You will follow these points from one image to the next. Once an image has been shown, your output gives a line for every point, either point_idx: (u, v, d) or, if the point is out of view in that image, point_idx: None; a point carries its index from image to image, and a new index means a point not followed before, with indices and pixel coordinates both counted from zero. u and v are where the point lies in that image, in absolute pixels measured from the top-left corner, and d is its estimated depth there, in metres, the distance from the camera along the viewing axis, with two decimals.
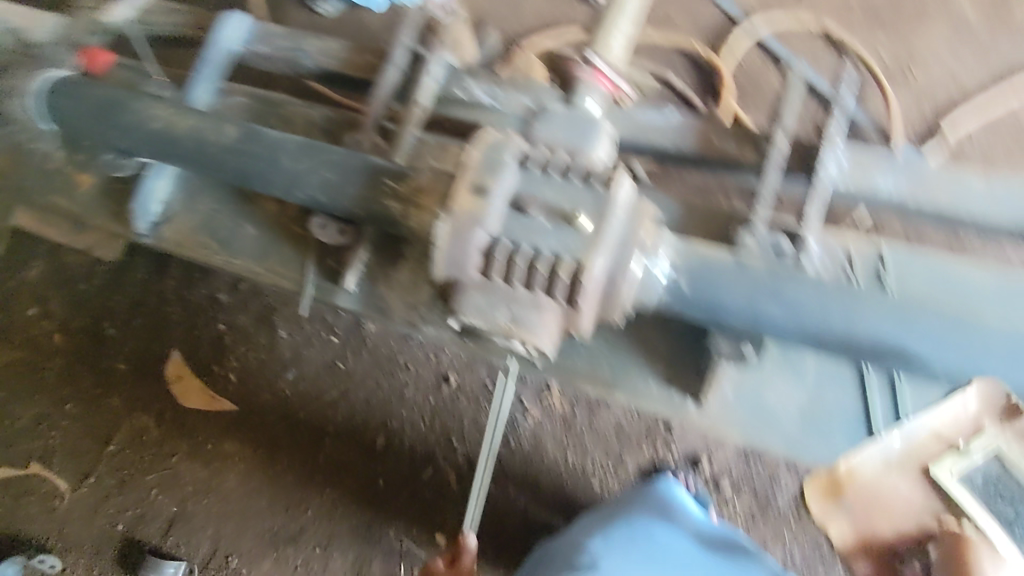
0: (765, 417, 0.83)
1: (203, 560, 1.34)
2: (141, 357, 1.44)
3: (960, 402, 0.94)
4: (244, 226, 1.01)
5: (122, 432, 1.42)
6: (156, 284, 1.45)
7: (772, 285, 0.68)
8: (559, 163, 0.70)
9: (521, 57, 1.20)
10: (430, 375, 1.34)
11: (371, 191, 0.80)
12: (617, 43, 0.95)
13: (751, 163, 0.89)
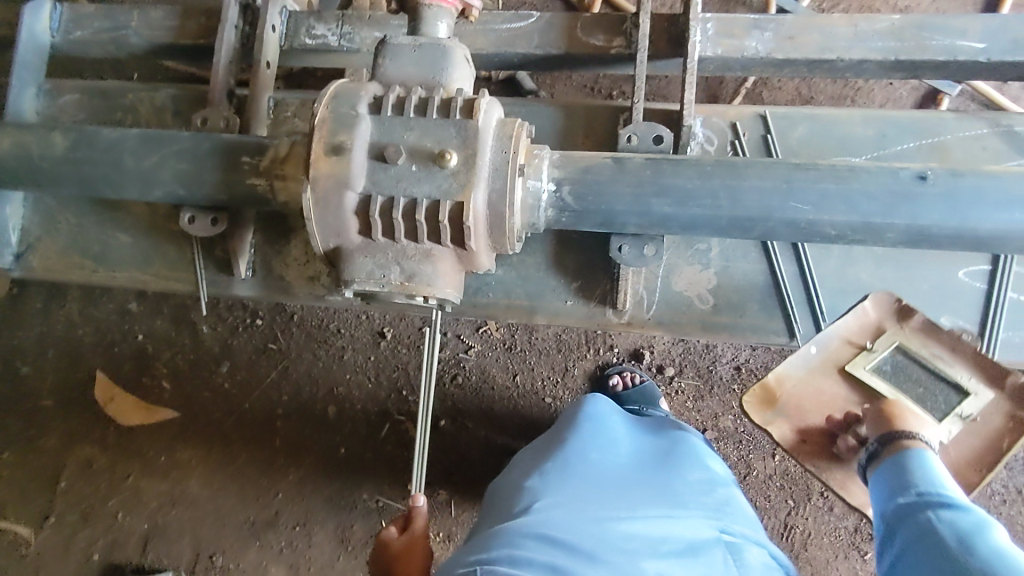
0: (678, 305, 0.86)
1: (188, 567, 1.33)
2: (64, 388, 1.37)
3: (854, 312, 0.82)
4: (117, 234, 0.94)
5: (67, 466, 1.36)
6: (59, 310, 1.37)
7: (655, 179, 0.67)
8: (414, 101, 0.65)
9: None
10: (366, 333, 1.33)
11: (230, 171, 0.74)
12: None
13: (622, 52, 0.85)
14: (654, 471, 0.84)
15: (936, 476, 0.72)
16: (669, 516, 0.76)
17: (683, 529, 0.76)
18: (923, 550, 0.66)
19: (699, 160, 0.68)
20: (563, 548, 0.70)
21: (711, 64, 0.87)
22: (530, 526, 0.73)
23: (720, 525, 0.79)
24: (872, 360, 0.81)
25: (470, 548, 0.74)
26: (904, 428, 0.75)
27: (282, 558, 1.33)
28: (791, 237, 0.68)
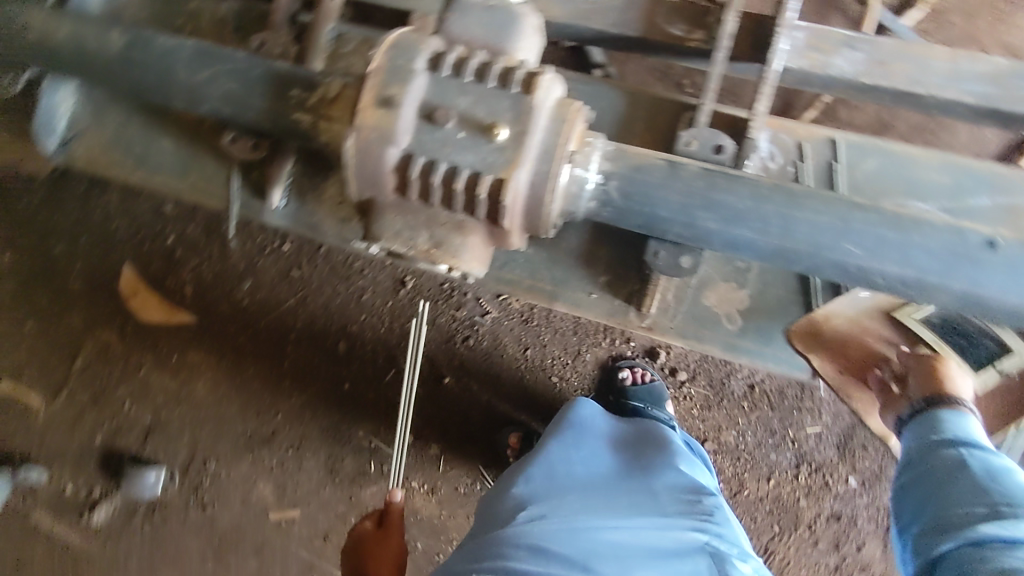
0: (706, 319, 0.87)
1: (183, 466, 1.38)
2: (93, 274, 1.40)
3: None
4: (161, 140, 0.94)
5: (85, 348, 1.39)
6: (98, 198, 1.39)
7: (707, 191, 0.64)
8: (475, 65, 0.63)
9: None
10: (387, 278, 1.33)
11: (277, 101, 0.73)
12: None
13: (701, 47, 0.80)
14: (637, 479, 0.91)
15: (969, 430, 0.83)
16: (652, 524, 0.83)
17: (672, 534, 0.82)
18: (937, 482, 0.80)
19: (756, 180, 0.64)
20: (553, 558, 0.80)
21: (791, 77, 0.82)
22: (522, 537, 0.83)
23: (712, 531, 0.84)
24: (920, 312, 0.88)
25: (468, 558, 0.85)
26: (948, 389, 0.84)
27: (271, 476, 1.37)
28: (835, 278, 0.65)
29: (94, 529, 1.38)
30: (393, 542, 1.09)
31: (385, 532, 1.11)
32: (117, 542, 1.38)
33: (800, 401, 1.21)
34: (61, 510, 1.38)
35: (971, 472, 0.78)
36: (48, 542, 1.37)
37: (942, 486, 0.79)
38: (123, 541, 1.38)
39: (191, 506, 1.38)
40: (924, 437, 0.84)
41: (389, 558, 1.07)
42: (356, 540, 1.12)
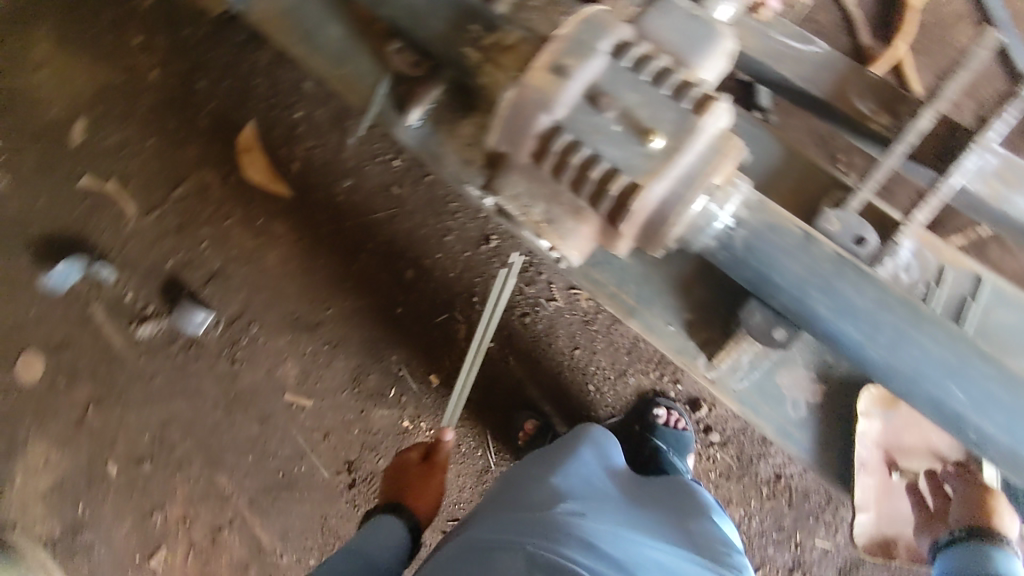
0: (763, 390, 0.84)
1: (229, 317, 1.43)
2: (222, 118, 1.47)
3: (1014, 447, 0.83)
4: (332, 25, 0.96)
5: (189, 180, 1.47)
6: (252, 52, 1.46)
7: (832, 278, 0.62)
8: (655, 67, 0.62)
9: None
10: (475, 230, 1.37)
11: (453, 29, 0.74)
12: None
13: (882, 131, 0.76)
14: (670, 516, 0.94)
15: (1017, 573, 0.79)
16: (689, 558, 0.86)
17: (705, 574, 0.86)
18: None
19: (882, 286, 0.62)
20: (603, 558, 0.80)
21: (963, 198, 0.76)
22: (571, 529, 0.83)
23: None
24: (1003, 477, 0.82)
25: (508, 528, 0.84)
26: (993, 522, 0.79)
27: (301, 360, 1.42)
28: (921, 409, 0.64)
29: (139, 341, 1.45)
30: (437, 477, 1.18)
31: (430, 467, 1.19)
32: (151, 359, 1.44)
33: (820, 511, 1.21)
34: (116, 312, 1.45)
35: None
36: (95, 337, 1.44)
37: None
38: (155, 361, 1.44)
39: (222, 357, 1.43)
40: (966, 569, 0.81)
41: (431, 490, 1.16)
42: (402, 465, 1.20)
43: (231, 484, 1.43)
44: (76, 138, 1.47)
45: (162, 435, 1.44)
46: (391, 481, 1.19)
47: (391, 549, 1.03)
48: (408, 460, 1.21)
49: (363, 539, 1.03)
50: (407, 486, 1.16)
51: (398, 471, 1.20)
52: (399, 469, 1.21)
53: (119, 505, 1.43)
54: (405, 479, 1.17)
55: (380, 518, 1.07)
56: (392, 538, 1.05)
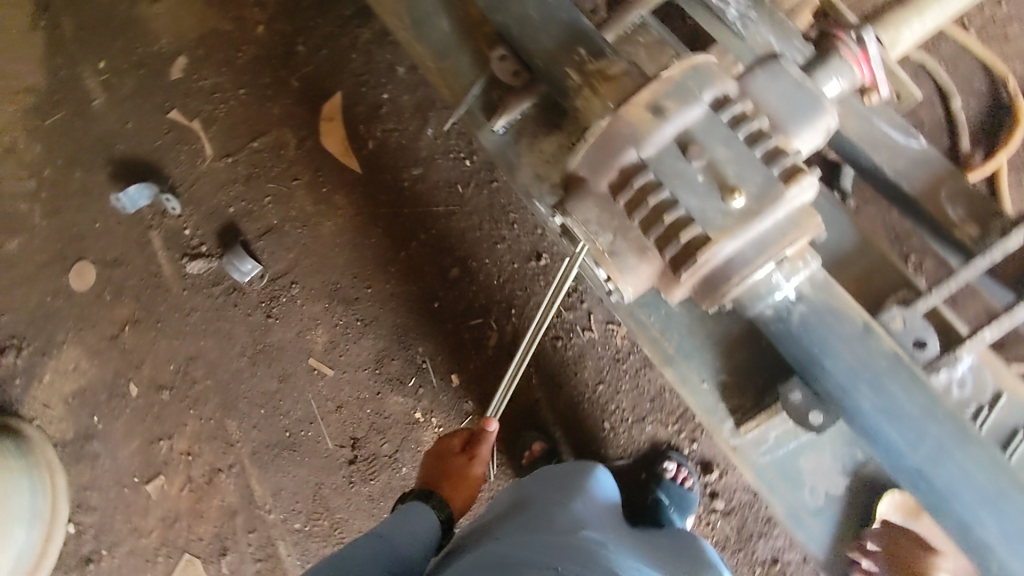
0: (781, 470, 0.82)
1: (275, 273, 1.47)
2: (313, 83, 1.52)
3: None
4: (442, 18, 0.98)
5: (268, 135, 1.52)
6: (355, 28, 1.50)
7: (883, 375, 0.61)
8: (751, 128, 0.62)
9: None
10: (528, 244, 1.38)
11: (562, 47, 0.74)
12: (900, 34, 0.76)
13: (966, 241, 0.75)
14: (686, 566, 0.90)
15: None
16: None
17: None
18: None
19: (935, 396, 0.60)
20: None
21: None
22: (603, 561, 0.78)
23: None
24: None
25: (537, 548, 0.78)
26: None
27: (331, 330, 1.43)
28: (947, 530, 0.62)
29: (187, 275, 1.50)
30: (475, 472, 1.14)
31: (470, 459, 1.14)
32: (193, 295, 1.49)
33: None
34: (172, 243, 1.51)
35: None
36: (148, 261, 1.51)
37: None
38: (196, 298, 1.49)
39: (259, 309, 1.47)
40: None
41: (467, 487, 1.12)
42: (442, 452, 1.16)
43: (239, 432, 1.45)
44: (174, 73, 1.55)
45: (186, 368, 1.48)
46: (429, 467, 1.16)
47: (421, 538, 0.96)
48: (449, 447, 1.17)
49: (394, 521, 0.98)
50: (444, 477, 1.12)
51: (437, 457, 1.16)
52: (438, 455, 1.17)
53: (131, 424, 1.49)
54: (442, 468, 1.14)
55: (413, 503, 1.03)
56: (422, 525, 0.99)
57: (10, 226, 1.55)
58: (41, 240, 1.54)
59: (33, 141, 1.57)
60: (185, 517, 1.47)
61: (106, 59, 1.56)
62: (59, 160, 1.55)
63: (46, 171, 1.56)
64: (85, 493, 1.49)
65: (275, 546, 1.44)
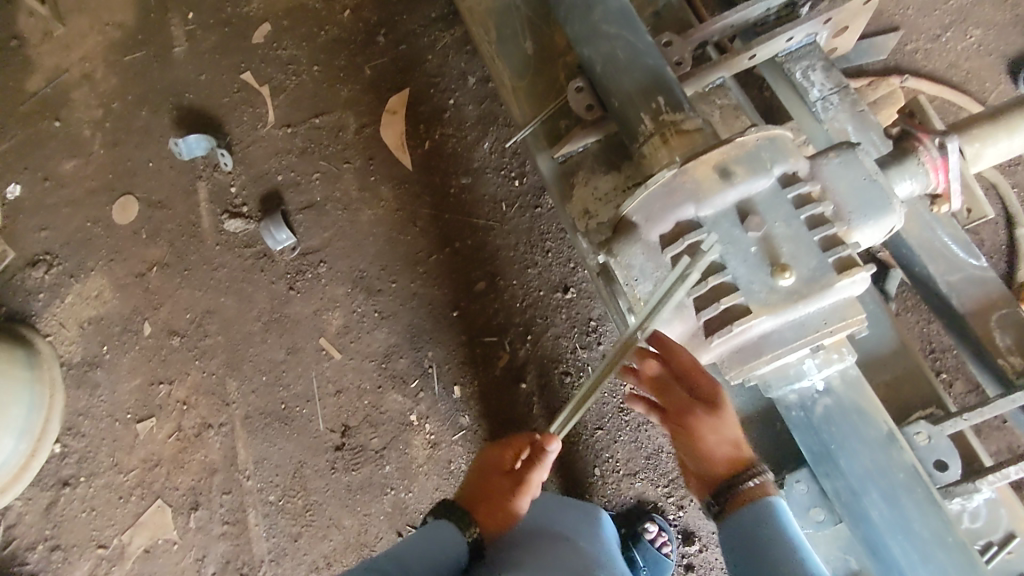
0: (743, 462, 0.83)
1: (307, 249, 1.48)
2: (385, 75, 1.54)
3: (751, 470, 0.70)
4: (526, 40, 0.99)
5: (331, 115, 1.54)
6: (437, 31, 1.53)
7: (897, 488, 0.59)
8: (815, 211, 0.61)
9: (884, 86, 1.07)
10: (558, 275, 1.37)
11: (640, 92, 0.75)
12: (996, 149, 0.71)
13: (1005, 370, 0.74)
14: None
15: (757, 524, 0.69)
16: None
17: None
18: (759, 537, 0.68)
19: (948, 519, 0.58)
20: None
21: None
22: None
23: None
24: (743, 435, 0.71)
25: None
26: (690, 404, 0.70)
27: (348, 315, 1.44)
28: None
29: (224, 231, 1.52)
30: (519, 501, 0.93)
31: (516, 483, 0.93)
32: (224, 251, 1.51)
33: None
34: (216, 198, 1.54)
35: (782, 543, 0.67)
36: (190, 209, 1.54)
37: (776, 545, 0.67)
38: (226, 254, 1.51)
39: (283, 279, 1.48)
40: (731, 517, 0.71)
41: (505, 516, 0.92)
42: (488, 467, 0.97)
43: (237, 394, 1.45)
44: (257, 37, 1.60)
45: (201, 320, 1.49)
46: (469, 482, 0.97)
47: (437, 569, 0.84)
48: (498, 463, 0.96)
49: (412, 553, 0.84)
50: (481, 498, 0.93)
51: (481, 473, 0.97)
52: (481, 470, 0.97)
53: (136, 361, 1.50)
54: (483, 486, 0.95)
55: (439, 523, 0.89)
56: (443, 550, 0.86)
57: (69, 148, 1.60)
58: (94, 166, 1.58)
59: (110, 73, 1.61)
60: (166, 464, 1.46)
61: (195, 11, 1.62)
62: (129, 95, 1.60)
63: (115, 103, 1.60)
64: (78, 418, 1.49)
65: (245, 512, 1.42)
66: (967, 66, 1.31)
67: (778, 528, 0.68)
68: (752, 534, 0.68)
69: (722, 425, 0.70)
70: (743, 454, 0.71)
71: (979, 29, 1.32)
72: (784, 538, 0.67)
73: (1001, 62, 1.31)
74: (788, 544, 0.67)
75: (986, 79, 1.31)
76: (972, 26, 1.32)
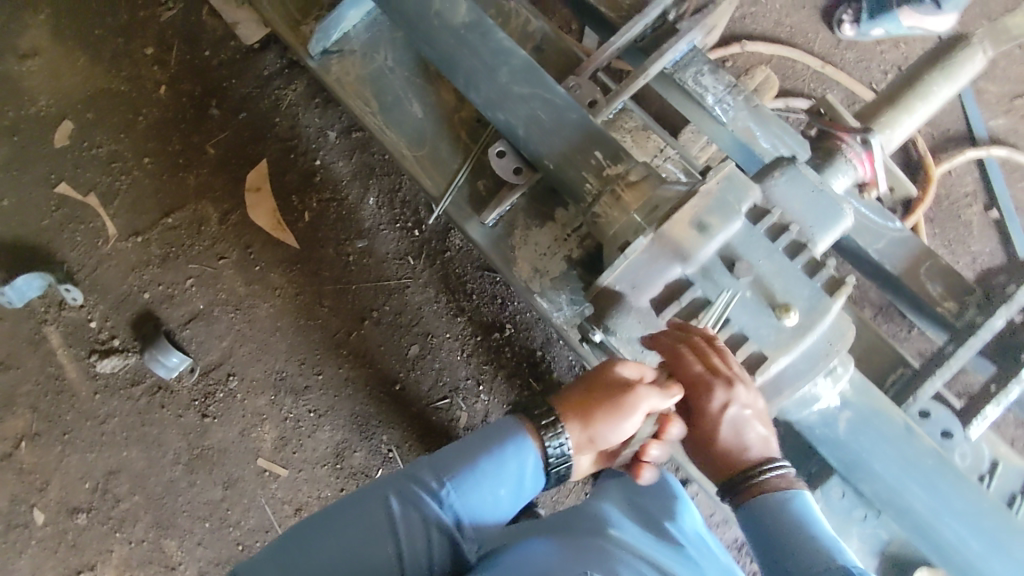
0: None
1: (207, 366, 1.31)
2: (233, 149, 1.37)
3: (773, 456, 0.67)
4: (412, 102, 0.93)
5: (185, 210, 1.35)
6: (276, 87, 1.37)
7: (932, 470, 0.73)
8: (790, 238, 0.66)
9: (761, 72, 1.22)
10: (490, 315, 1.33)
11: (575, 152, 0.73)
12: (898, 130, 0.90)
13: (947, 315, 0.83)
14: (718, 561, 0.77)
15: (780, 528, 0.63)
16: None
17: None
18: (774, 533, 0.63)
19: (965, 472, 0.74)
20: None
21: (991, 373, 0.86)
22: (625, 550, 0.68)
23: None
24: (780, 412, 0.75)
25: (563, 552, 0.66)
26: (714, 370, 0.63)
27: (280, 425, 1.30)
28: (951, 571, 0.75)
29: (99, 376, 1.30)
30: (626, 422, 0.71)
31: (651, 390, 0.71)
32: (107, 399, 1.30)
33: None
34: (75, 340, 1.31)
35: (803, 538, 0.62)
36: (45, 361, 1.30)
37: (794, 540, 0.62)
38: (112, 402, 1.30)
39: (192, 408, 1.30)
40: (752, 527, 0.65)
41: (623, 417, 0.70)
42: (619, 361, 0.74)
43: (181, 552, 1.27)
44: (59, 141, 1.35)
45: (106, 485, 1.28)
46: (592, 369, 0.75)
47: (486, 478, 0.76)
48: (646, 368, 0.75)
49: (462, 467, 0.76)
50: (588, 391, 0.73)
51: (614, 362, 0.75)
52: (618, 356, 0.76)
53: (38, 558, 1.26)
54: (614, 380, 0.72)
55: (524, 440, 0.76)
56: (498, 483, 0.76)
57: None
58: None
59: None
60: None
61: None
62: None
63: None
64: None
65: None
66: (790, 21, 1.42)
67: (797, 523, 0.63)
68: (769, 530, 0.64)
69: (734, 415, 0.65)
70: (763, 441, 0.67)
71: None
72: (803, 534, 0.63)
73: (817, 12, 1.42)
74: (808, 536, 0.62)
75: (810, 29, 1.42)
76: None
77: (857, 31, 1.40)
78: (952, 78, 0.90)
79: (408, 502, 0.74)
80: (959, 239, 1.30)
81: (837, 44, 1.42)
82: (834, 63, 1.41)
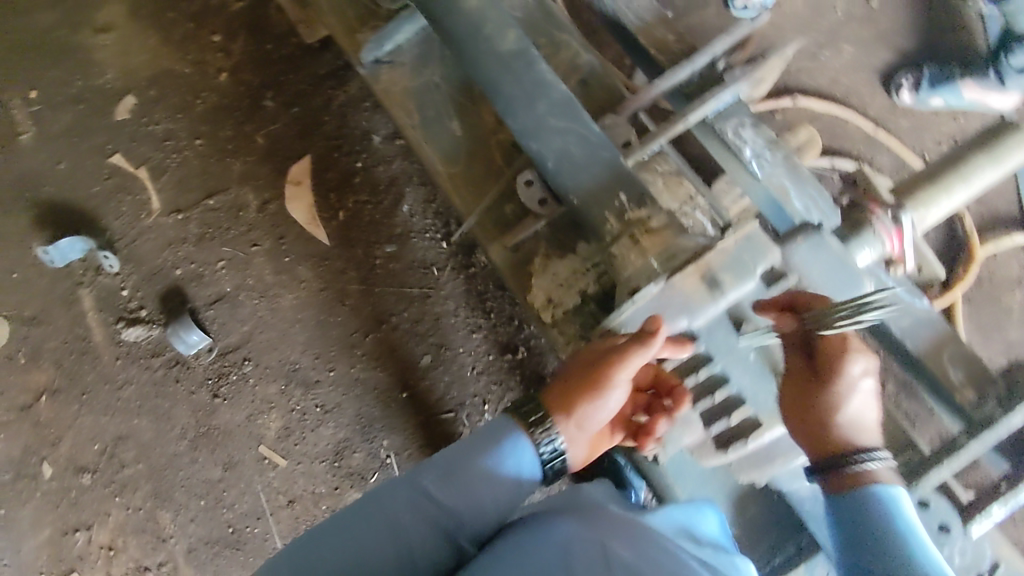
0: (762, 458, 0.82)
1: (225, 347, 1.34)
2: (280, 142, 1.41)
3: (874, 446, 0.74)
4: (453, 119, 0.94)
5: (226, 194, 1.39)
6: (330, 87, 1.41)
7: None
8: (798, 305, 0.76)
9: (805, 130, 1.17)
10: (505, 336, 1.33)
11: (602, 190, 0.74)
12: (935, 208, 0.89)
13: (965, 404, 0.81)
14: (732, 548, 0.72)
15: (880, 523, 0.68)
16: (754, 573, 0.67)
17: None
18: (870, 524, 0.68)
19: None
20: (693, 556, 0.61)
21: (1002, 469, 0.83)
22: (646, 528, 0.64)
23: None
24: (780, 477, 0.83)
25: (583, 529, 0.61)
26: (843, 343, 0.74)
27: (287, 416, 1.32)
28: None
29: (122, 343, 1.34)
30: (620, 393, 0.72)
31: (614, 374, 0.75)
32: (126, 365, 1.34)
33: None
34: (105, 305, 1.35)
35: (897, 538, 0.66)
36: (74, 321, 1.35)
37: (888, 534, 0.67)
38: (130, 369, 1.34)
39: (205, 386, 1.33)
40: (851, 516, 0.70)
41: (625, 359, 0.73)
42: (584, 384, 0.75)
43: (173, 525, 1.30)
44: (120, 113, 1.41)
45: (113, 450, 1.32)
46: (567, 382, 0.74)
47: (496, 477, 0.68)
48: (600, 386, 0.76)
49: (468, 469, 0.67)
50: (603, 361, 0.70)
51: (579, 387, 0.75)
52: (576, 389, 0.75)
53: (40, 511, 1.30)
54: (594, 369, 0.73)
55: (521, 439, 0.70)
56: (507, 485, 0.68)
57: None
58: None
59: None
60: None
61: (39, 90, 1.41)
62: None
63: None
64: None
65: None
66: (847, 81, 1.40)
67: (891, 520, 0.67)
68: (865, 519, 0.68)
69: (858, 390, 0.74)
70: (869, 429, 0.75)
71: (852, 45, 1.41)
72: (897, 533, 0.67)
73: (875, 75, 1.40)
74: (900, 534, 0.66)
75: (866, 91, 1.40)
76: (845, 40, 1.41)
77: (914, 99, 1.37)
78: (998, 161, 0.90)
79: (409, 506, 0.64)
80: (995, 324, 1.26)
81: (892, 109, 1.39)
82: (886, 128, 1.39)
